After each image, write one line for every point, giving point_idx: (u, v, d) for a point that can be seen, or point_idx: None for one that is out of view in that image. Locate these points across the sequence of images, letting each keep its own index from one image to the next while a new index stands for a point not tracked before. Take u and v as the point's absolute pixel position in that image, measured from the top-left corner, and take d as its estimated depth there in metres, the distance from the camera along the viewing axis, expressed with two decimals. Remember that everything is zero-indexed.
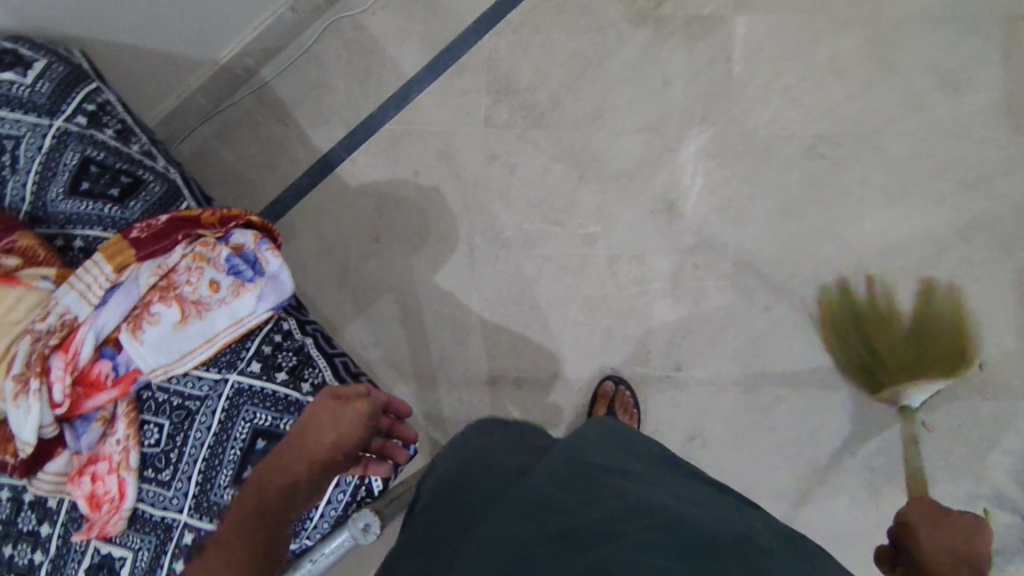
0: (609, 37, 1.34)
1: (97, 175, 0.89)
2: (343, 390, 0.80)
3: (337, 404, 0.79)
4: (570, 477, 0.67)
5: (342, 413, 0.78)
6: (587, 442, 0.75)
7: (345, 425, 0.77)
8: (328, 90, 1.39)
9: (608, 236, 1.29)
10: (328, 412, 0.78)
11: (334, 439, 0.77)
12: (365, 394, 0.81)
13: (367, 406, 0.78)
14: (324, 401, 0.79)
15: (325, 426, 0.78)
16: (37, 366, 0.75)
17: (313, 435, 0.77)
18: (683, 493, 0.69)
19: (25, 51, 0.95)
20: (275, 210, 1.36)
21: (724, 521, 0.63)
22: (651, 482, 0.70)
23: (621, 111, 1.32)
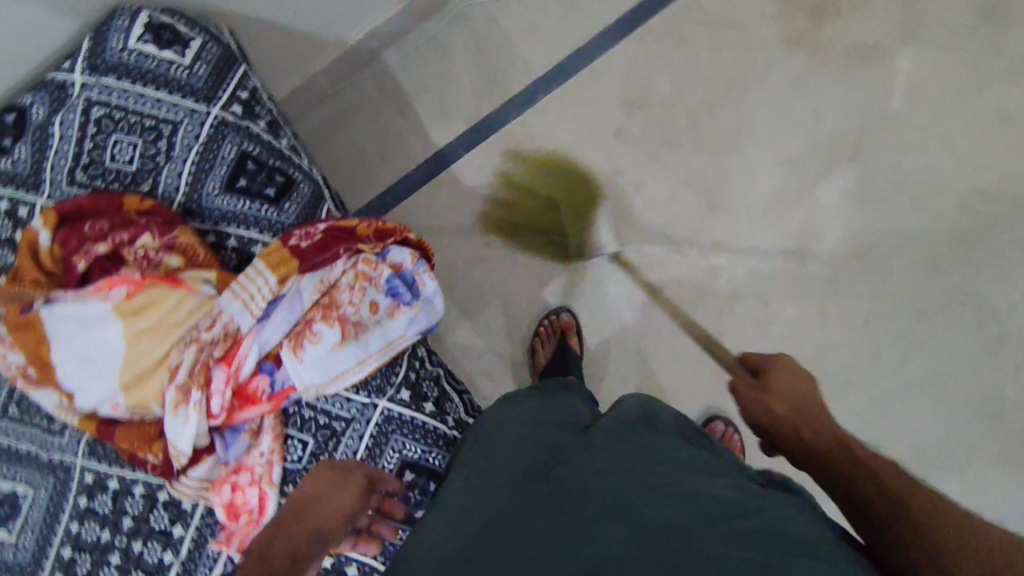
0: (759, 59, 1.29)
1: (254, 172, 0.85)
2: (339, 465, 0.74)
3: (333, 474, 0.72)
4: (614, 465, 0.60)
5: (341, 481, 0.71)
6: (627, 429, 0.68)
7: (351, 490, 0.71)
8: (453, 82, 1.33)
9: (732, 272, 1.25)
10: (326, 484, 0.71)
11: (338, 507, 0.69)
12: (360, 467, 0.74)
13: (369, 470, 0.73)
14: (317, 474, 0.72)
15: (326, 494, 0.70)
16: (200, 377, 0.72)
17: (313, 508, 0.68)
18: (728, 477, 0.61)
19: (181, 27, 0.87)
20: (386, 202, 1.32)
21: (791, 513, 0.55)
22: (699, 464, 0.63)
23: (761, 139, 1.28)
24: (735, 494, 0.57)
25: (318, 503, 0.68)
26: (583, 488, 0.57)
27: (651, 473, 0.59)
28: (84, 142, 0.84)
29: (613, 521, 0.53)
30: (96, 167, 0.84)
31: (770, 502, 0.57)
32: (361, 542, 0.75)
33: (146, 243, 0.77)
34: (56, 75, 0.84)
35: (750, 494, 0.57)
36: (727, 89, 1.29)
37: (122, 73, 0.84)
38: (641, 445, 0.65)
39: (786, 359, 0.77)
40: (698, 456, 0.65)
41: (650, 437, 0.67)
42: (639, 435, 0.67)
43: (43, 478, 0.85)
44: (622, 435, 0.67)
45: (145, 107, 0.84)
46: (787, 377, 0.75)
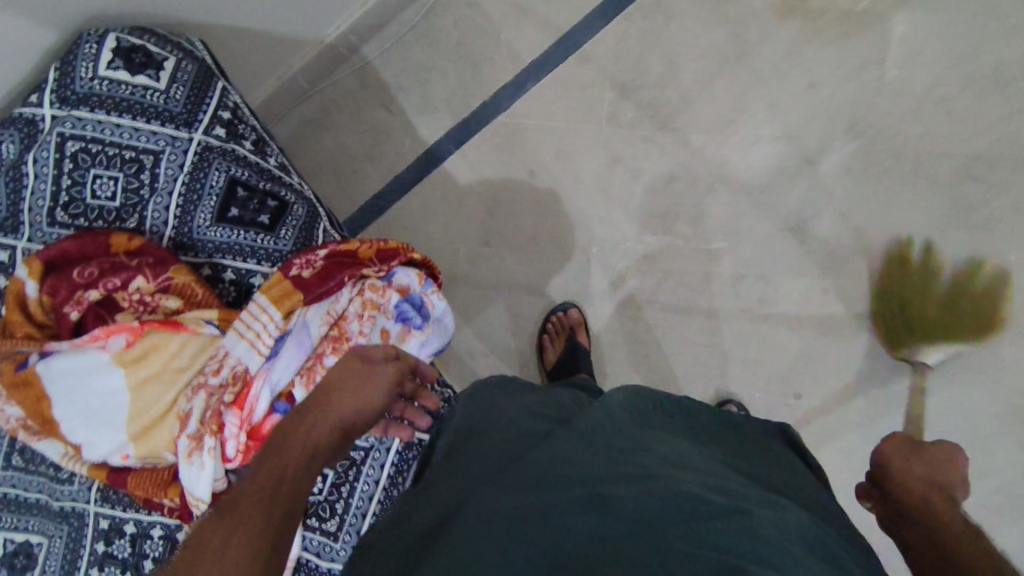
0: (753, 30, 1.25)
1: (246, 199, 0.81)
2: (368, 354, 0.71)
3: (357, 363, 0.70)
4: (590, 447, 0.60)
5: (368, 374, 0.69)
6: (622, 414, 0.67)
7: (374, 384, 0.68)
8: (437, 74, 1.28)
9: (735, 253, 1.24)
10: (350, 377, 0.68)
11: (356, 404, 0.67)
12: (389, 355, 0.72)
13: (396, 366, 0.70)
14: (347, 359, 0.70)
15: (351, 385, 0.68)
16: (212, 424, 0.70)
17: (337, 394, 0.67)
18: (709, 468, 0.61)
19: (152, 47, 0.82)
20: (378, 205, 1.28)
21: (749, 499, 0.57)
22: (686, 454, 0.63)
23: (759, 115, 1.24)
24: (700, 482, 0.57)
25: (339, 395, 0.67)
26: (550, 464, 0.58)
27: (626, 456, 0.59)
28: (61, 181, 0.79)
29: (574, 498, 0.54)
30: (77, 206, 0.80)
31: (739, 494, 0.57)
32: (394, 426, 0.78)
33: (141, 287, 0.74)
34: (23, 110, 0.79)
35: (721, 485, 0.58)
36: (721, 65, 1.25)
37: (94, 104, 0.79)
38: (629, 429, 0.64)
39: (953, 452, 0.80)
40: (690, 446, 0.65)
41: (645, 427, 0.66)
42: (635, 420, 0.67)
43: (56, 527, 0.83)
44: (614, 423, 0.65)
45: (122, 138, 0.79)
46: (946, 459, 0.79)
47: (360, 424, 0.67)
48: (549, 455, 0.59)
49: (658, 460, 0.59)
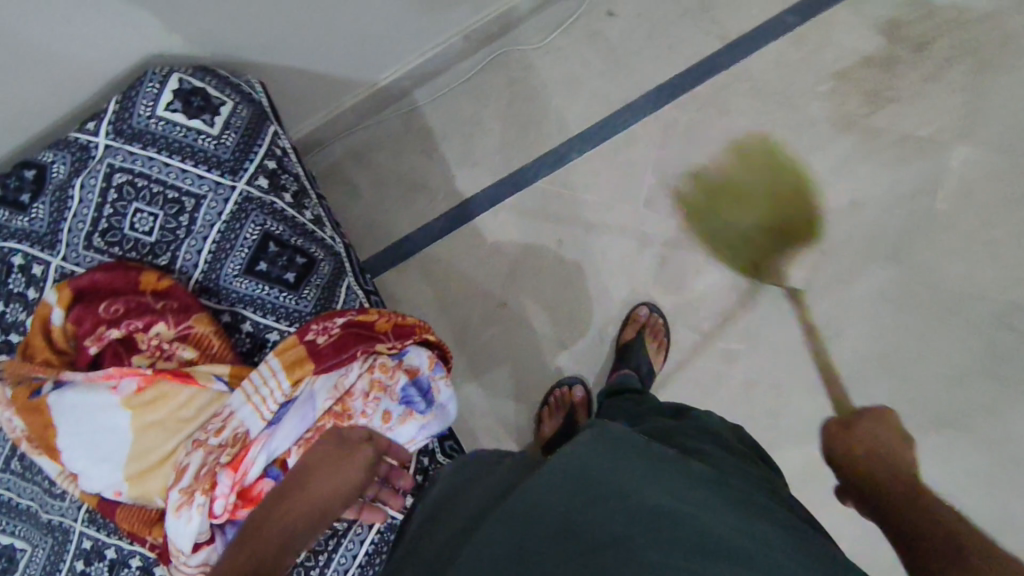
0: (805, 138, 1.24)
1: (276, 255, 0.83)
2: (346, 433, 0.73)
3: (336, 447, 0.72)
4: (559, 509, 0.55)
5: (346, 459, 0.71)
6: (591, 455, 0.61)
7: (350, 467, 0.71)
8: (483, 130, 1.28)
9: (750, 358, 1.22)
10: (332, 460, 0.71)
11: (335, 488, 0.70)
12: (367, 436, 0.74)
13: (372, 449, 0.72)
14: (324, 442, 0.73)
15: (327, 473, 0.70)
16: (206, 481, 0.71)
17: (312, 480, 0.70)
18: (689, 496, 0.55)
19: (211, 90, 0.84)
20: (404, 248, 1.28)
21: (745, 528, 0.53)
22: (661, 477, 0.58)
23: (797, 224, 1.23)
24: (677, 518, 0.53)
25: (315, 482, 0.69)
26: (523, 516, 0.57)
27: (597, 512, 0.54)
28: (103, 209, 0.81)
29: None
30: (113, 235, 0.82)
31: (728, 529, 0.52)
32: (367, 507, 0.79)
33: (161, 332, 0.76)
34: (78, 135, 0.81)
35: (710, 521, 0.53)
36: (767, 169, 1.24)
37: (147, 141, 0.81)
38: (600, 468, 0.58)
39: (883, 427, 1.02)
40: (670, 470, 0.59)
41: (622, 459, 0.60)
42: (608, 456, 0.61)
43: (42, 538, 0.85)
44: (576, 468, 0.59)
45: (168, 177, 0.81)
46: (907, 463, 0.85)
47: (337, 506, 0.70)
48: (514, 530, 0.55)
49: (635, 501, 0.54)
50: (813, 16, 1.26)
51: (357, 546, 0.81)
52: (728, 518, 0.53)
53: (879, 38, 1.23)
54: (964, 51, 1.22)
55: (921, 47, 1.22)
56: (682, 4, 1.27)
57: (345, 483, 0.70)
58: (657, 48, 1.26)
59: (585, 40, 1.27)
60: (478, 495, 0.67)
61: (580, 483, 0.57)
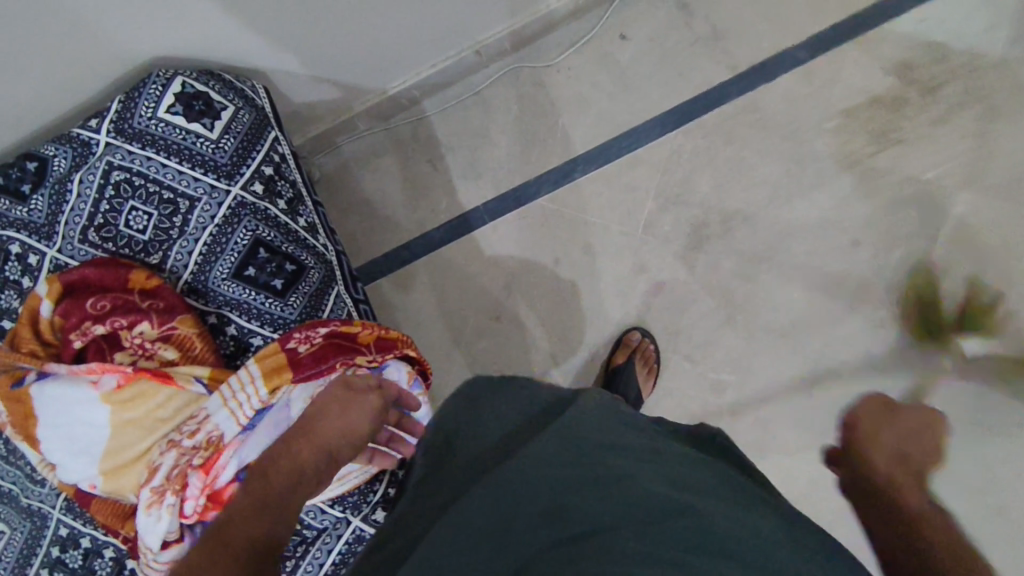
0: (809, 172, 1.23)
1: (265, 261, 0.84)
2: (354, 380, 0.75)
3: (345, 391, 0.73)
4: (549, 482, 0.55)
5: (354, 403, 0.73)
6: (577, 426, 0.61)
7: (358, 411, 0.72)
8: (488, 143, 1.29)
9: (739, 390, 1.21)
10: (340, 405, 0.72)
11: (344, 430, 0.71)
12: (375, 384, 0.75)
13: (380, 393, 0.74)
14: (335, 389, 0.74)
15: (336, 416, 0.71)
16: (177, 482, 0.72)
17: (319, 424, 0.71)
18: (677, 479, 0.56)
19: (214, 95, 0.85)
20: (402, 255, 1.29)
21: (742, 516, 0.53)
22: (651, 460, 0.58)
23: (796, 259, 1.22)
24: (671, 506, 0.52)
25: (325, 421, 0.71)
26: (514, 480, 0.55)
27: (591, 491, 0.54)
28: (100, 205, 0.83)
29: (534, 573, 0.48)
30: (108, 231, 0.83)
31: (718, 516, 0.52)
32: (378, 453, 0.81)
33: (145, 331, 0.77)
34: (81, 132, 0.83)
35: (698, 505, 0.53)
36: (769, 201, 1.23)
37: (147, 141, 0.83)
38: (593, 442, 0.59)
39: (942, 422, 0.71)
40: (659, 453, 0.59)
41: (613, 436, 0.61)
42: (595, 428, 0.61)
43: (21, 522, 0.87)
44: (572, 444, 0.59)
45: (165, 178, 0.83)
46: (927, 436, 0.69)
47: (346, 450, 0.71)
48: (508, 488, 0.55)
49: (626, 484, 0.54)
50: (825, 51, 1.25)
51: (324, 554, 0.81)
52: (718, 505, 0.54)
53: (889, 78, 1.22)
54: (975, 95, 1.20)
55: (931, 90, 1.21)
56: (693, 31, 1.26)
57: (354, 426, 0.71)
58: (666, 74, 1.26)
59: (594, 61, 1.27)
60: (464, 442, 0.66)
61: (575, 457, 0.57)
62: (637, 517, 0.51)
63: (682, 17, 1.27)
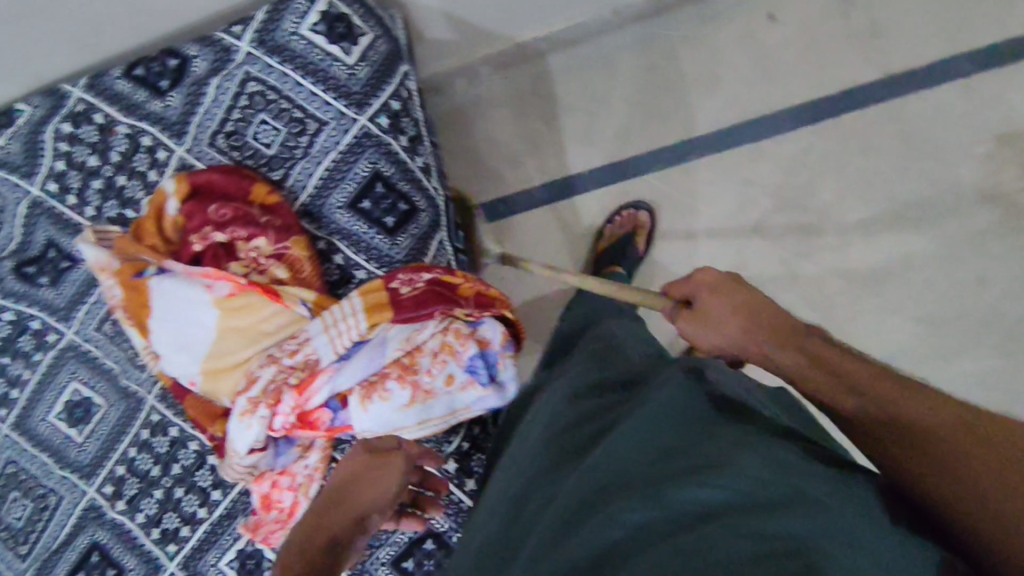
0: (947, 198, 1.14)
1: (381, 196, 0.84)
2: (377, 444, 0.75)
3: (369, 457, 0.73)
4: (632, 474, 0.53)
5: (381, 467, 0.72)
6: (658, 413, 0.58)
7: (386, 472, 0.71)
8: (606, 109, 1.24)
9: None
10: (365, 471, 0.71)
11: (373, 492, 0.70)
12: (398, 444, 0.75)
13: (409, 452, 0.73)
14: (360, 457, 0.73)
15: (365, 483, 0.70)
16: (272, 396, 0.75)
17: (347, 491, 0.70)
18: (784, 460, 0.50)
19: (356, 19, 0.83)
20: (498, 209, 1.27)
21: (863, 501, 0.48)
22: (742, 437, 0.53)
23: (911, 287, 1.14)
24: (777, 495, 0.47)
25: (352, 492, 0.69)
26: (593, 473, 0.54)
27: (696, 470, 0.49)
28: (232, 112, 0.84)
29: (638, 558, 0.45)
30: (236, 139, 0.85)
31: (842, 508, 0.47)
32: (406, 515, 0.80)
33: (261, 247, 0.79)
34: (225, 36, 0.83)
35: (807, 488, 0.48)
36: (894, 221, 1.15)
37: (286, 57, 0.83)
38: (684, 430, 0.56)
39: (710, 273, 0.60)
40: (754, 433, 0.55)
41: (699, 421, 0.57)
42: (681, 415, 0.58)
43: (117, 400, 0.92)
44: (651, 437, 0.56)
45: (298, 97, 0.83)
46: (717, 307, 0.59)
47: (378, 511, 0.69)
48: (585, 484, 0.53)
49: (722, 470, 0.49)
50: (994, 68, 1.13)
51: None
52: (839, 489, 0.47)
53: None
54: None
55: None
56: (850, 24, 1.16)
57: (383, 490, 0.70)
58: (810, 66, 1.17)
59: (734, 40, 1.20)
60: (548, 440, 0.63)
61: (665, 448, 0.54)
62: (740, 505, 0.47)
63: (841, 7, 1.16)
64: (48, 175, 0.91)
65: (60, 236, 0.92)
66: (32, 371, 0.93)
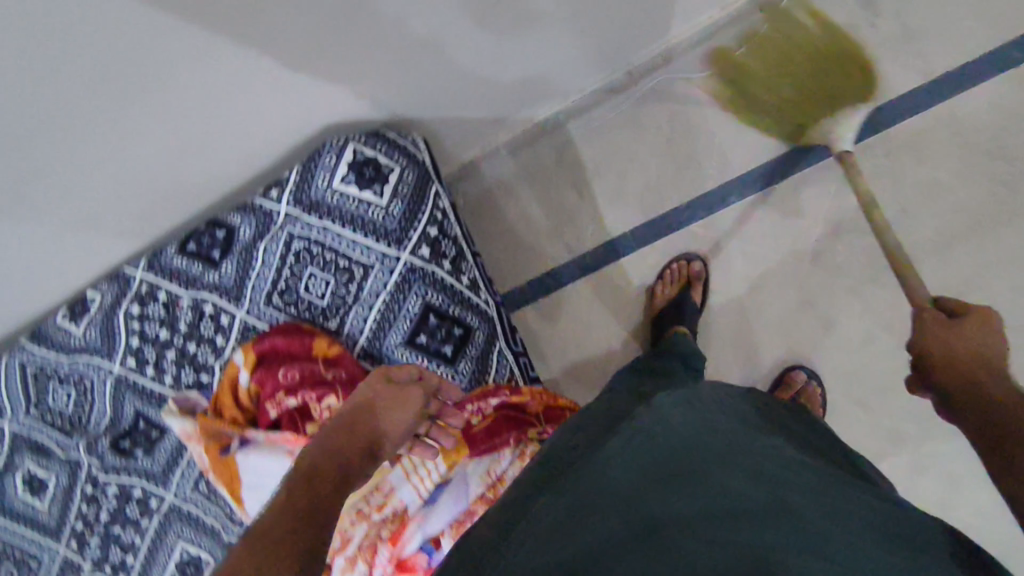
0: (1020, 196, 1.06)
1: (435, 327, 0.87)
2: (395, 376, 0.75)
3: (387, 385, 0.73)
4: (633, 488, 0.56)
5: (398, 397, 0.73)
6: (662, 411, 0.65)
7: (403, 405, 0.72)
8: (636, 166, 1.22)
9: (919, 440, 1.11)
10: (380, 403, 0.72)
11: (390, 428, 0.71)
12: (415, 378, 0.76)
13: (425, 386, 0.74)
14: (377, 385, 0.73)
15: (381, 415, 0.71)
16: (368, 551, 0.77)
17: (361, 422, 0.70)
18: (765, 473, 0.56)
19: (382, 158, 0.86)
20: (546, 283, 1.27)
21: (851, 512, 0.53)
22: (732, 457, 0.58)
23: (996, 296, 1.07)
24: (757, 498, 0.53)
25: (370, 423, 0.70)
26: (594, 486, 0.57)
27: (711, 483, 0.55)
28: (282, 272, 0.88)
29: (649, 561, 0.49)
30: (289, 296, 0.88)
31: (821, 515, 0.52)
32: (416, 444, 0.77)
33: (332, 404, 0.80)
34: (263, 202, 0.86)
35: (794, 503, 0.53)
36: (965, 232, 1.08)
37: (324, 210, 0.86)
38: (713, 440, 0.60)
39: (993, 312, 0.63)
40: (751, 453, 0.59)
41: (719, 430, 0.62)
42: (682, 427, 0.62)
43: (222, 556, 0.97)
44: (674, 438, 0.60)
45: (340, 246, 0.86)
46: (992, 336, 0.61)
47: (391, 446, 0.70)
48: (589, 495, 0.56)
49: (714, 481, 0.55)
50: None
51: None
52: (819, 525, 0.51)
53: None
54: None
55: None
56: (878, 32, 1.10)
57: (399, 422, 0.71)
58: None
59: None
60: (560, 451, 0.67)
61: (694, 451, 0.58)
62: (721, 507, 0.52)
63: (866, 16, 1.10)
64: (126, 351, 0.96)
65: (147, 407, 0.97)
66: (143, 536, 0.99)
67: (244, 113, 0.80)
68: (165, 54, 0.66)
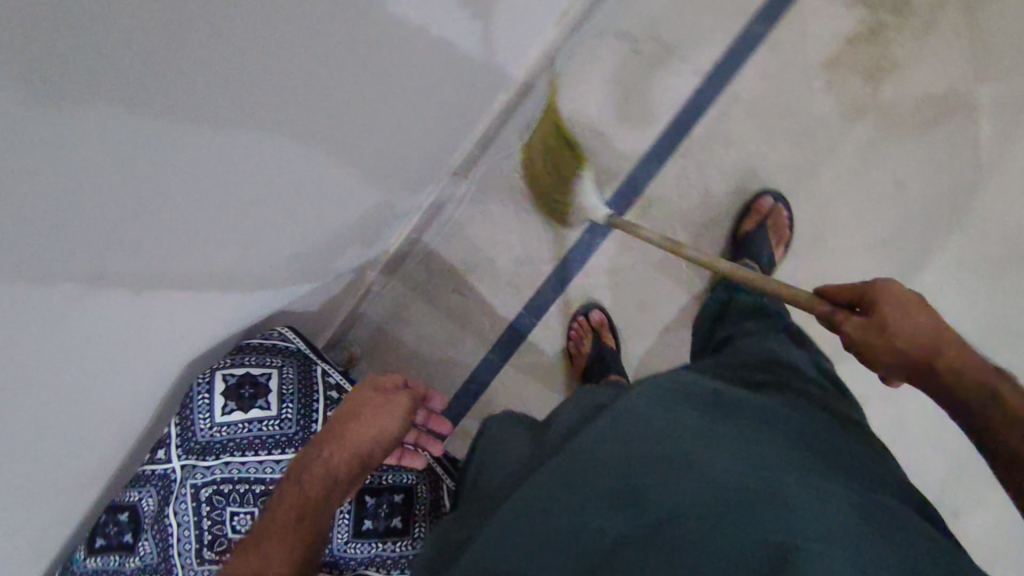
0: (823, 138, 1.17)
1: (377, 508, 1.02)
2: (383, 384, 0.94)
3: (377, 399, 0.90)
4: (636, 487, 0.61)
5: (385, 408, 0.90)
6: (646, 409, 0.70)
7: (390, 415, 0.89)
8: (502, 249, 1.26)
9: (849, 375, 1.19)
10: (367, 414, 0.88)
11: (375, 434, 0.87)
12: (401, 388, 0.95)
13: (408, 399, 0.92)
14: (367, 399, 0.90)
15: (368, 423, 0.87)
16: None
17: (351, 433, 0.86)
18: (752, 473, 0.60)
19: (255, 370, 0.90)
20: (473, 389, 1.28)
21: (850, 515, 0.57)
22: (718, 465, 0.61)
23: (848, 227, 1.18)
24: (761, 503, 0.57)
25: (357, 432, 0.86)
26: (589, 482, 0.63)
27: (687, 468, 0.61)
28: (202, 525, 0.86)
29: (633, 528, 0.59)
30: (220, 544, 0.86)
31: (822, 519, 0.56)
32: (408, 455, 1.05)
33: None
34: (153, 467, 0.86)
35: (790, 501, 0.57)
36: (794, 186, 1.19)
37: (218, 449, 0.88)
38: (689, 442, 0.64)
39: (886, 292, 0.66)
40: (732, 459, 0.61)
41: (692, 423, 0.67)
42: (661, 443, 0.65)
43: None
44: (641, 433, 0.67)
45: (250, 473, 0.88)
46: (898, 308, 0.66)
47: (376, 451, 0.86)
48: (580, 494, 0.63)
49: (712, 482, 0.59)
50: (785, 12, 1.18)
51: None
52: (822, 530, 0.55)
53: (858, 10, 1.15)
54: None
55: (907, 3, 1.14)
56: (644, 56, 1.22)
57: (383, 430, 0.87)
58: (637, 107, 1.23)
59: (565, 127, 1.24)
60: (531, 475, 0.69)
61: (670, 441, 0.64)
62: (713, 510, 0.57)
63: (629, 47, 1.22)
64: None
65: None
66: None
67: (127, 367, 0.79)
68: (56, 351, 0.64)
